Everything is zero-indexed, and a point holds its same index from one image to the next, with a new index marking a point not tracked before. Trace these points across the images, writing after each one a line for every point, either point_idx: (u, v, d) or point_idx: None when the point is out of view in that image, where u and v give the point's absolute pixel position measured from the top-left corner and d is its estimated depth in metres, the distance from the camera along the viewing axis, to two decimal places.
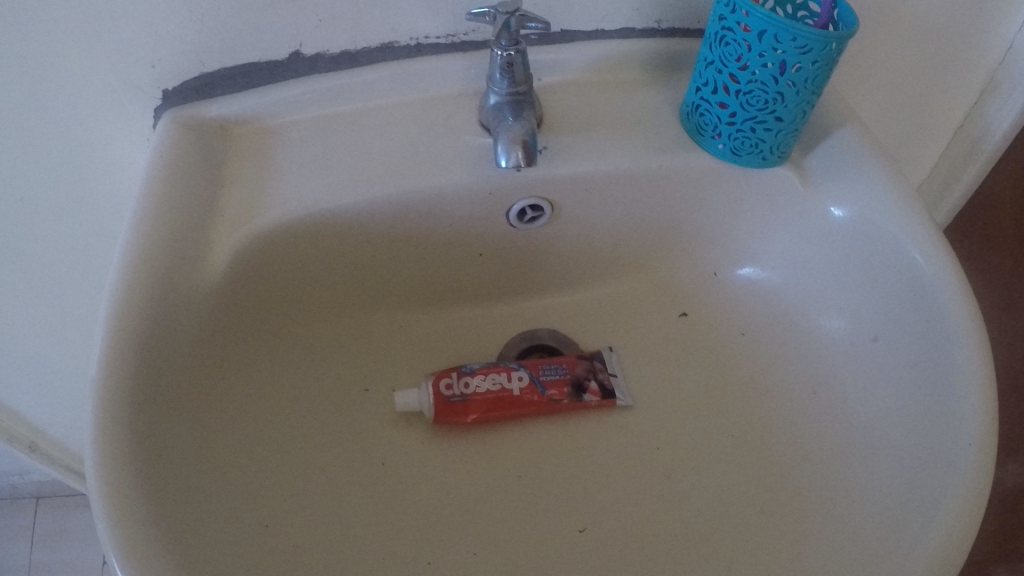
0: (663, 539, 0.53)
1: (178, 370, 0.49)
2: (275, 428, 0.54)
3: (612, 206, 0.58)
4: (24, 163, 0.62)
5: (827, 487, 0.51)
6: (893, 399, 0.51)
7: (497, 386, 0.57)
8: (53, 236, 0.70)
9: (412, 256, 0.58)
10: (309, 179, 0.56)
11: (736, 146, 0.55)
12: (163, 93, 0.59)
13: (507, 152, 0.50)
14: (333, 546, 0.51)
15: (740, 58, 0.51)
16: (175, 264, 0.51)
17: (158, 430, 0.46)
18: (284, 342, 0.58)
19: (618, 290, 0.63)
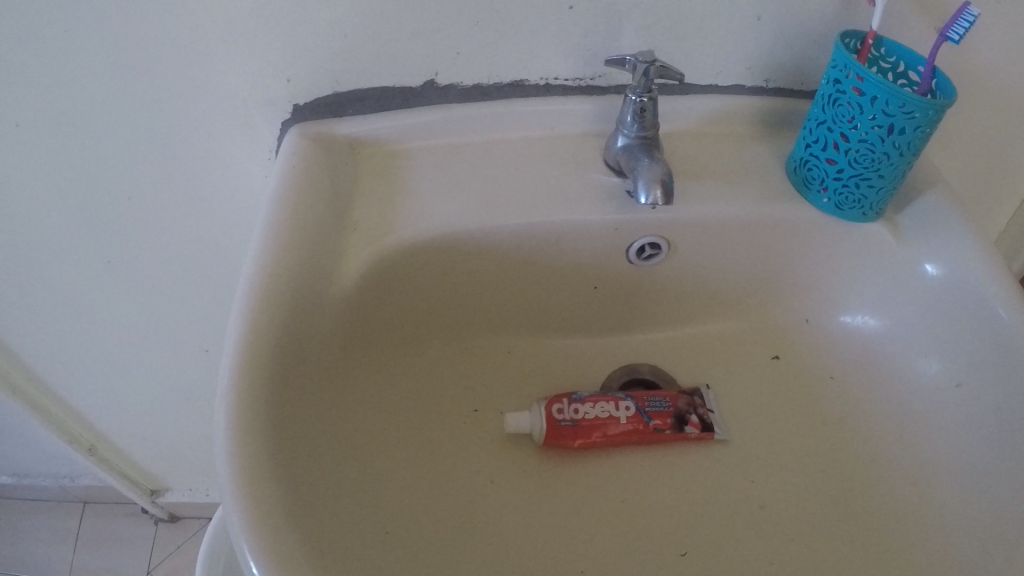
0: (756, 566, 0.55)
1: (302, 370, 0.51)
2: (393, 440, 0.56)
3: (717, 249, 0.61)
4: (139, 160, 0.65)
5: (913, 526, 0.54)
6: (977, 444, 0.54)
7: (605, 413, 0.59)
8: (152, 242, 0.72)
9: (526, 281, 0.61)
10: (438, 203, 0.58)
11: (841, 201, 0.59)
12: (293, 107, 0.62)
13: (647, 191, 0.53)
14: (446, 558, 0.52)
15: (851, 119, 0.55)
16: (304, 266, 0.53)
17: (286, 426, 0.47)
18: (400, 357, 0.60)
19: (713, 331, 0.66)
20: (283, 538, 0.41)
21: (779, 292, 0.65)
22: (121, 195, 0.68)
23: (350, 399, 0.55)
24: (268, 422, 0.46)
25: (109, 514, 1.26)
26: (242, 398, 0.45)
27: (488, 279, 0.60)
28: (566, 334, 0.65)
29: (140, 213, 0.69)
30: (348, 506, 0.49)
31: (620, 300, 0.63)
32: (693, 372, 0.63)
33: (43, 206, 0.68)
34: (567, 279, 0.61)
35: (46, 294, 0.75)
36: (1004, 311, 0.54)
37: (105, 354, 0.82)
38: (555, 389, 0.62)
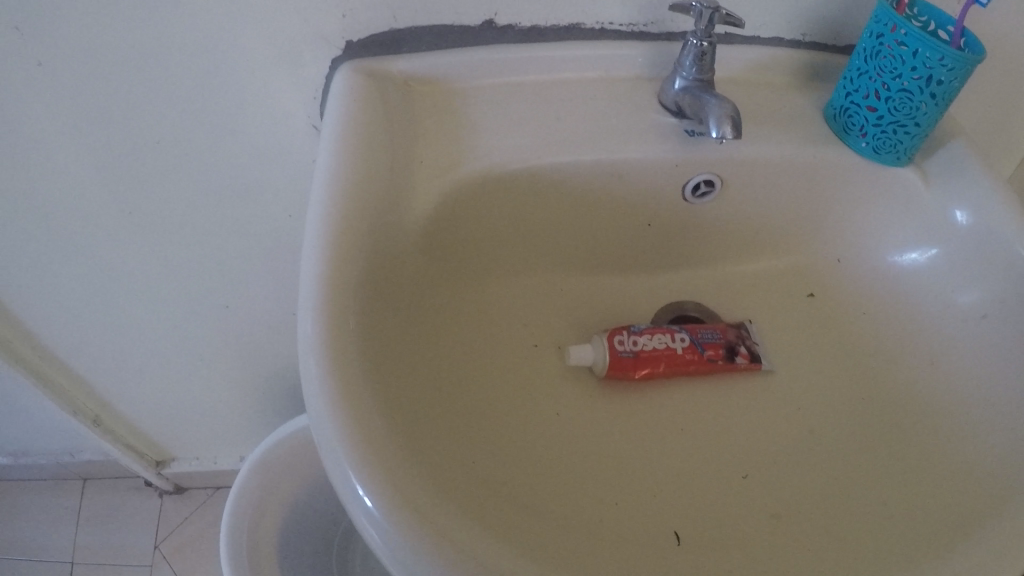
0: (812, 485, 0.57)
1: (383, 302, 0.52)
2: (468, 371, 0.57)
3: (760, 192, 0.64)
4: (176, 109, 0.63)
5: (946, 442, 0.57)
6: (1000, 367, 0.58)
7: (662, 344, 0.61)
8: (180, 193, 0.70)
9: (582, 220, 0.62)
10: (504, 137, 0.59)
11: (878, 146, 0.63)
12: (345, 44, 0.61)
13: (716, 126, 0.56)
14: (529, 483, 0.53)
15: (894, 70, 0.58)
16: (377, 200, 0.53)
17: (378, 360, 0.49)
18: (464, 295, 0.61)
19: (750, 273, 0.69)
20: (390, 473, 0.43)
21: (814, 231, 0.68)
22: (160, 153, 0.67)
23: (427, 330, 0.56)
24: (358, 356, 0.47)
25: (110, 490, 1.29)
26: (331, 336, 0.46)
27: (548, 217, 0.61)
28: (615, 272, 0.67)
29: (177, 172, 0.68)
30: (439, 433, 0.50)
31: (666, 237, 0.64)
32: (736, 309, 0.66)
33: (69, 173, 0.67)
34: (622, 211, 0.62)
35: (66, 252, 0.74)
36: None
37: (118, 313, 0.82)
38: (609, 325, 0.63)
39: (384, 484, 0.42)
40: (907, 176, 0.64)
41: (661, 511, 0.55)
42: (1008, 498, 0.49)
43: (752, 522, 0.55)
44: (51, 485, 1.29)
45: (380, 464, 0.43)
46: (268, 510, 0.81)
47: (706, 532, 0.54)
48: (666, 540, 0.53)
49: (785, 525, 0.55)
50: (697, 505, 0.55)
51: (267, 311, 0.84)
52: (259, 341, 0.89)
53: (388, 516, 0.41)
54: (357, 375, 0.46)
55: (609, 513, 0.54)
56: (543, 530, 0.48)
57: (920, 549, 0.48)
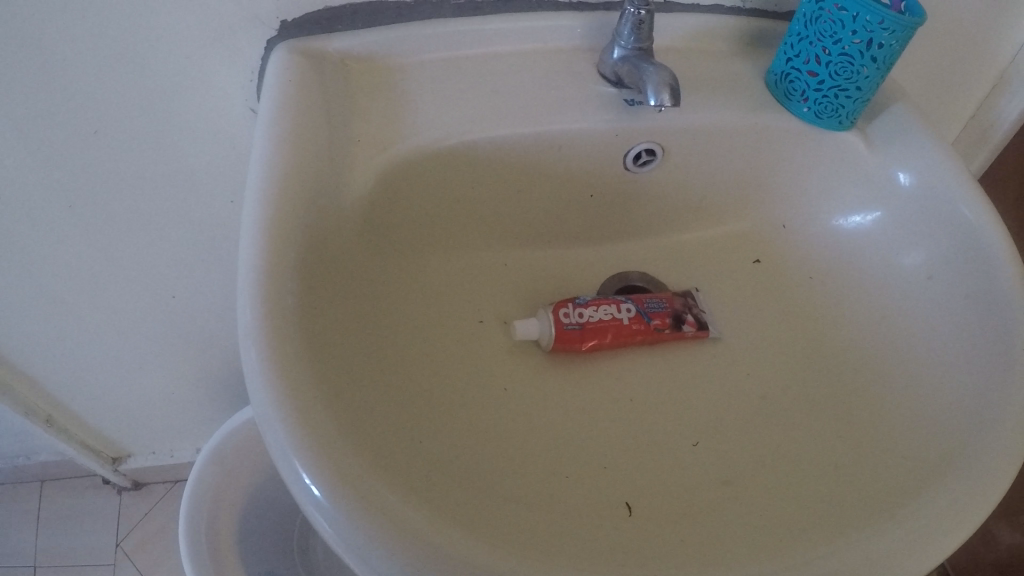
0: (763, 451, 0.57)
1: (319, 280, 0.51)
2: (411, 348, 0.56)
3: (702, 159, 0.64)
4: (112, 101, 0.62)
5: (895, 403, 0.57)
6: (947, 328, 0.58)
7: (609, 315, 0.61)
8: (124, 184, 0.69)
9: (524, 194, 0.62)
10: (442, 113, 0.59)
11: (820, 111, 0.63)
12: (280, 25, 0.60)
13: (655, 94, 0.56)
14: (476, 458, 0.52)
15: (834, 34, 0.58)
16: (314, 183, 0.53)
17: (314, 339, 0.48)
18: (406, 273, 0.60)
19: (698, 242, 0.69)
20: (333, 458, 0.43)
21: (762, 197, 0.68)
22: (100, 146, 0.65)
23: (366, 308, 0.55)
24: (298, 342, 0.46)
25: (72, 489, 1.27)
26: (268, 321, 0.46)
27: (489, 190, 0.61)
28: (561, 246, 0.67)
29: (117, 165, 0.67)
30: (379, 410, 0.49)
31: (611, 208, 0.64)
32: (684, 279, 0.66)
33: (9, 174, 0.66)
34: (565, 183, 0.62)
35: (9, 250, 0.73)
36: (968, 210, 0.59)
37: (68, 308, 0.81)
38: (555, 299, 0.63)
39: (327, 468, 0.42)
40: (849, 142, 0.64)
41: (611, 480, 0.55)
42: (956, 456, 0.49)
43: (704, 489, 0.54)
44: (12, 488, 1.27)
45: (322, 448, 0.43)
46: (226, 502, 0.81)
47: (657, 498, 0.54)
48: (617, 509, 0.52)
49: (736, 490, 0.54)
50: (647, 474, 0.55)
51: (219, 297, 0.84)
52: (213, 330, 0.88)
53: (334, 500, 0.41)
54: (297, 361, 0.46)
55: (558, 485, 0.53)
56: (487, 506, 0.48)
57: (867, 511, 0.48)
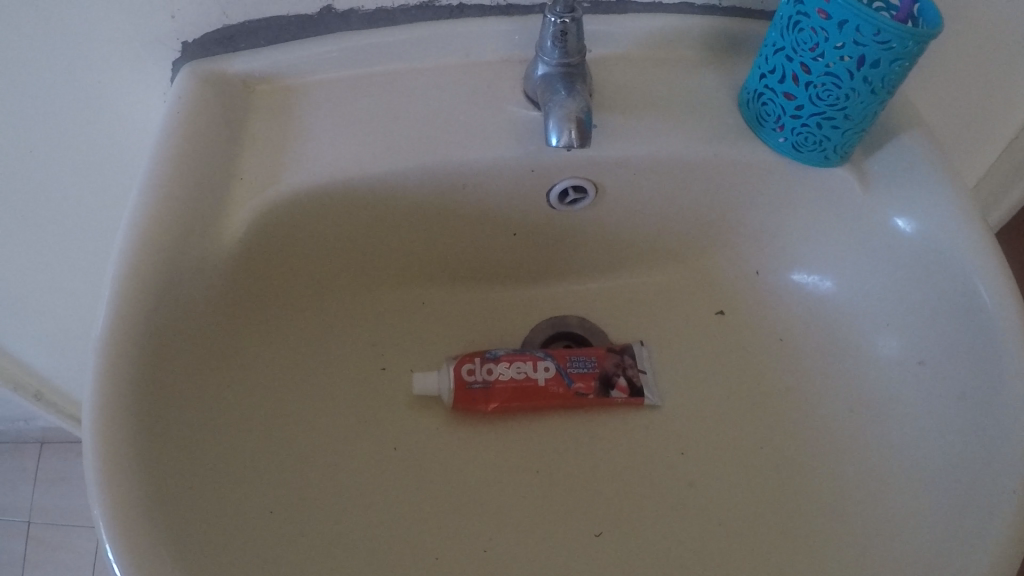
0: (677, 550, 0.50)
1: (178, 339, 0.44)
2: (288, 404, 0.51)
3: (653, 195, 0.54)
4: (26, 118, 0.55)
5: (862, 522, 0.48)
6: (938, 429, 0.48)
7: (521, 374, 0.54)
8: (63, 198, 0.64)
9: (439, 235, 0.54)
10: (335, 144, 0.51)
11: (800, 141, 0.50)
12: (182, 46, 0.52)
13: (558, 130, 0.44)
14: (339, 536, 0.48)
15: (815, 48, 0.45)
16: (182, 223, 0.46)
17: (158, 412, 0.42)
18: (302, 304, 0.54)
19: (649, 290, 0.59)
20: (161, 556, 0.37)
21: (729, 237, 0.57)
22: (23, 160, 0.59)
23: (239, 362, 0.49)
24: (137, 416, 0.40)
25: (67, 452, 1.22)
26: (100, 394, 0.40)
27: (400, 229, 0.53)
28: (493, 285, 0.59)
29: (45, 181, 0.61)
30: (228, 486, 0.44)
31: (537, 246, 0.56)
32: (624, 328, 0.58)
33: None
34: (484, 222, 0.54)
35: None
36: (980, 278, 0.47)
37: (34, 301, 0.77)
38: (471, 347, 0.57)
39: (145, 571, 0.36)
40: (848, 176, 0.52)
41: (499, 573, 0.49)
42: None
43: None
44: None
45: (146, 546, 0.37)
46: None
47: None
48: None
49: None
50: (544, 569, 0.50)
51: None
52: None
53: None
54: (133, 439, 0.39)
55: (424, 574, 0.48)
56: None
57: None
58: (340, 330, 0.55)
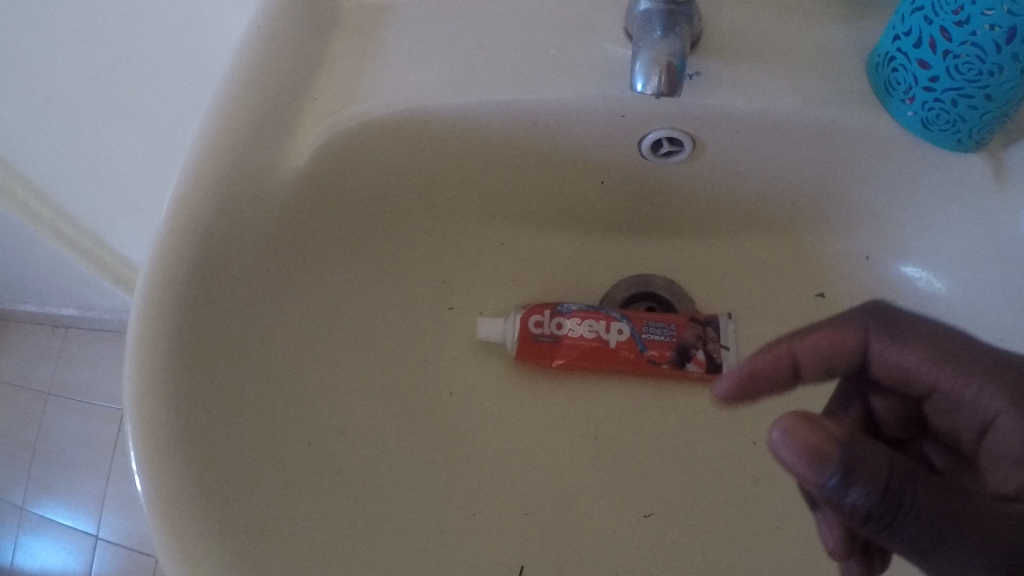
0: (724, 544, 0.47)
1: (236, 261, 0.42)
2: (344, 338, 0.49)
3: (756, 158, 0.48)
4: (122, 12, 0.54)
5: None
6: None
7: (591, 334, 0.51)
8: (158, 100, 0.63)
9: (523, 178, 0.51)
10: (414, 67, 0.48)
11: (929, 119, 0.43)
12: None
13: (646, 76, 0.41)
14: (383, 475, 0.46)
15: (959, 8, 0.38)
16: (255, 138, 0.44)
17: (213, 331, 0.41)
18: (373, 235, 0.51)
19: (746, 262, 0.53)
20: (189, 481, 0.36)
21: (835, 211, 0.51)
22: (117, 56, 0.58)
23: (301, 292, 0.47)
24: (185, 336, 0.39)
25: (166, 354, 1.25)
26: (148, 309, 0.39)
27: (482, 167, 0.51)
28: (578, 235, 0.55)
29: (140, 79, 0.60)
30: (275, 414, 0.43)
31: (626, 196, 0.52)
32: (710, 297, 0.53)
33: (50, 67, 0.61)
34: (570, 168, 0.50)
35: (70, 140, 0.70)
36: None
37: (134, 197, 0.78)
38: (545, 297, 0.54)
39: (174, 495, 0.35)
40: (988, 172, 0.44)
41: (537, 539, 0.47)
42: None
43: None
44: (96, 338, 1.26)
45: (181, 469, 0.36)
46: None
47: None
48: None
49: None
50: (586, 541, 0.47)
51: None
52: None
53: (170, 546, 0.34)
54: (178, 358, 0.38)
55: (452, 524, 0.47)
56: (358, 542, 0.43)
57: None
58: (411, 266, 0.53)
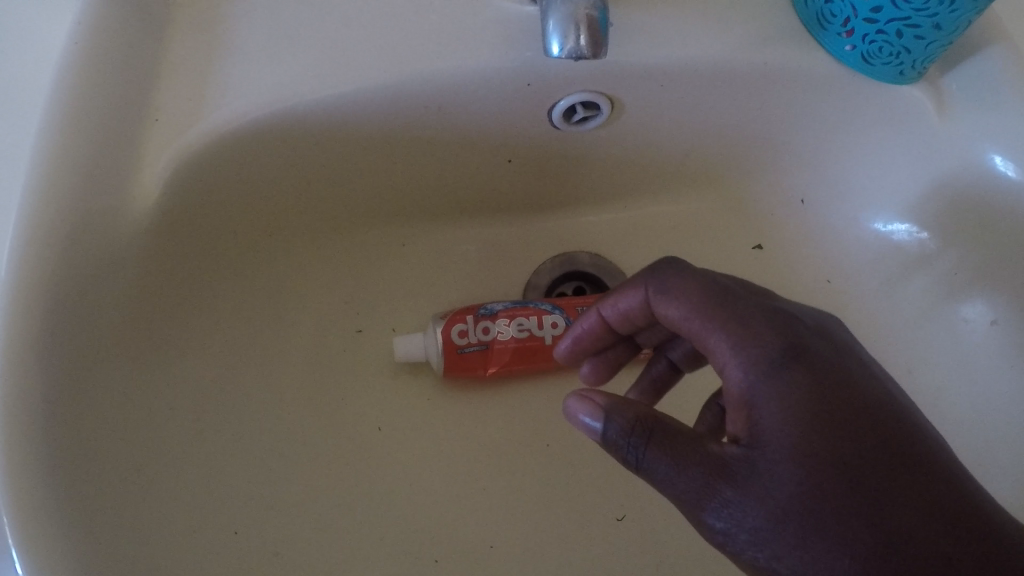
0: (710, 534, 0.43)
1: (89, 334, 0.34)
2: (240, 392, 0.41)
3: (680, 111, 0.44)
4: None
5: None
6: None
7: (525, 333, 0.45)
8: None
9: (420, 166, 0.45)
10: (273, 59, 0.39)
11: (869, 52, 0.40)
12: None
13: (564, 32, 0.36)
14: (325, 543, 0.40)
15: None
16: (89, 173, 0.34)
17: (82, 431, 0.33)
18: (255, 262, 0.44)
19: (676, 220, 0.50)
20: None
21: (765, 158, 0.47)
22: None
23: (174, 352, 0.39)
24: (49, 438, 0.31)
25: None
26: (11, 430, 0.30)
27: (373, 161, 0.43)
28: (487, 218, 0.49)
29: None
30: (178, 502, 0.36)
31: (536, 170, 0.46)
32: (643, 264, 0.48)
33: None
34: (472, 148, 0.44)
35: None
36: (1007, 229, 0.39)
37: None
38: (465, 297, 0.48)
39: None
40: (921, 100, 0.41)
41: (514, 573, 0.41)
42: None
43: None
44: None
45: None
46: None
47: None
48: None
49: None
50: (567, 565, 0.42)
51: None
52: None
53: None
54: (44, 468, 0.30)
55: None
56: None
57: None
58: (306, 291, 0.46)
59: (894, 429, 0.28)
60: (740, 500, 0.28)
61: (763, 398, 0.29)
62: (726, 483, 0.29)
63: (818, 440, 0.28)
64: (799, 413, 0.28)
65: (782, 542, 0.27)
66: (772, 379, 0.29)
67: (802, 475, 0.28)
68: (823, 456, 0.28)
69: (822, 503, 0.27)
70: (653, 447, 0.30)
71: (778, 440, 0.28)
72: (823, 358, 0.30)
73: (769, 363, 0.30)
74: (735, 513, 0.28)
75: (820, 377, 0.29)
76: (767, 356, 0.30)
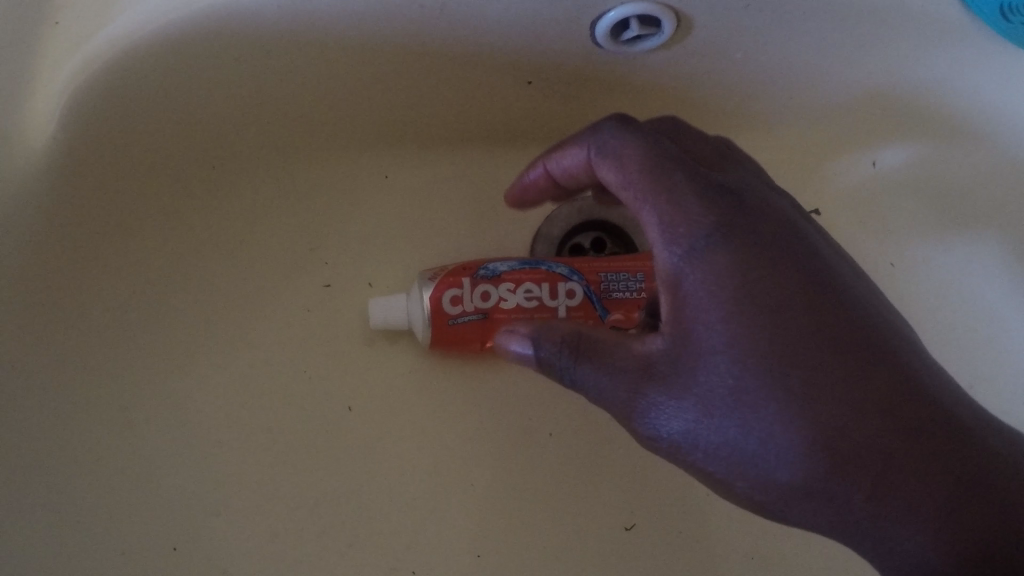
0: (737, 547, 0.37)
1: None
2: (167, 348, 0.35)
3: (743, 45, 0.35)
4: None
5: None
6: None
7: (533, 301, 0.36)
8: None
9: (403, 74, 0.35)
10: None
11: (1017, 6, 0.31)
12: None
13: None
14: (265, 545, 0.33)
15: None
16: None
17: None
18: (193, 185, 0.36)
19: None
20: None
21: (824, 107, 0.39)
22: None
23: (86, 307, 0.33)
24: None
25: None
26: None
27: (336, 58, 0.33)
28: (498, 145, 0.40)
29: None
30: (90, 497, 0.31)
31: (563, 93, 0.37)
32: None
33: None
34: (479, 61, 0.35)
35: None
36: None
37: None
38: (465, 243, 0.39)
39: None
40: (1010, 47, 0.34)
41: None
42: None
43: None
44: None
45: None
46: None
47: None
48: None
49: None
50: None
51: None
52: None
53: None
54: None
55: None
56: None
57: None
58: (266, 224, 0.37)
59: (832, 314, 0.27)
60: (668, 401, 0.26)
61: (698, 290, 0.26)
62: (651, 386, 0.26)
63: (757, 338, 0.26)
64: (735, 315, 0.26)
65: (712, 437, 0.26)
66: (706, 262, 0.26)
67: (742, 366, 0.26)
68: (761, 361, 0.26)
69: (764, 399, 0.25)
70: (584, 362, 0.28)
71: (713, 329, 0.26)
72: (762, 244, 0.27)
73: (701, 236, 0.27)
74: (664, 416, 0.26)
75: (759, 266, 0.26)
76: (695, 235, 0.27)
